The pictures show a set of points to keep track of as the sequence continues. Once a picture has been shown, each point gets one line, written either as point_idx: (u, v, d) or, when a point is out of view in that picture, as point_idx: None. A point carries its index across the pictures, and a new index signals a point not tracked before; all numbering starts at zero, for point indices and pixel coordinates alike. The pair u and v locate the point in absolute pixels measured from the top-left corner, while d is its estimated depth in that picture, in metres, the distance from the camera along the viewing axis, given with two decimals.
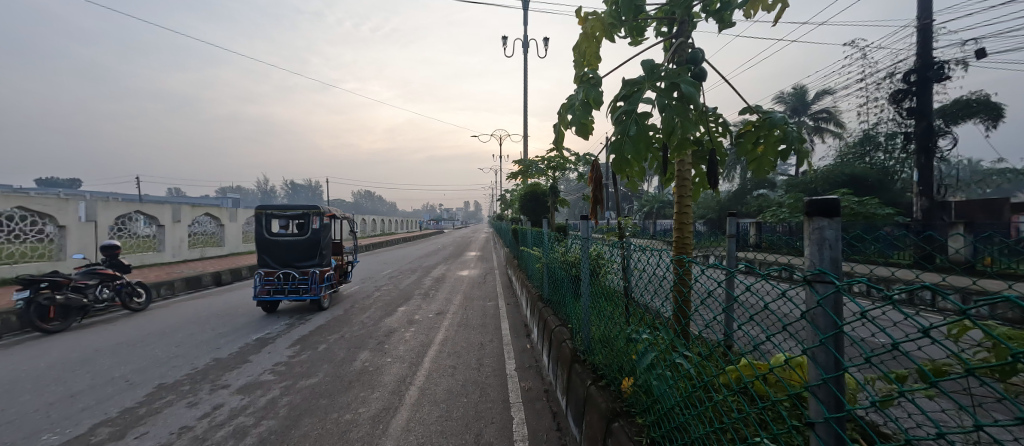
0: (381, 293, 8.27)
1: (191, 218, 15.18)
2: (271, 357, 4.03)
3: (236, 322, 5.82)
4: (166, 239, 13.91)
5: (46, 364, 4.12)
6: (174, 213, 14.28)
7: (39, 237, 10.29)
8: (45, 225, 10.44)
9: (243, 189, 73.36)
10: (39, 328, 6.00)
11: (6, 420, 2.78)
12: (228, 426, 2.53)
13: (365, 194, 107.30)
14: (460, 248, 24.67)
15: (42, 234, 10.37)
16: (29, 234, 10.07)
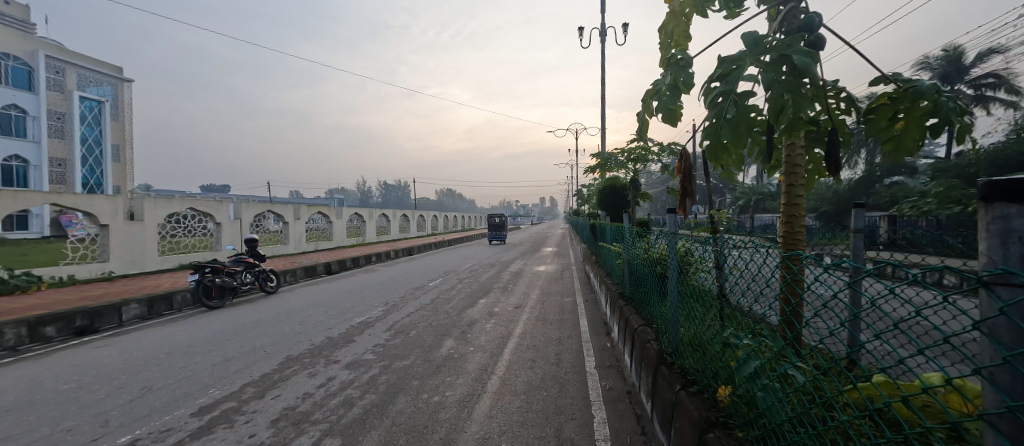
0: (464, 285, 8.75)
1: (308, 216, 17.74)
2: (371, 339, 4.52)
3: (343, 307, 6.64)
4: (290, 234, 16.50)
5: (210, 334, 5.18)
6: (295, 212, 16.82)
7: (203, 232, 12.90)
8: (208, 222, 13.01)
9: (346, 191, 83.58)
10: (204, 304, 7.53)
11: (186, 375, 3.56)
12: (338, 396, 2.88)
13: (447, 192, 114.34)
14: (536, 243, 25.01)
15: (205, 230, 12.96)
16: (197, 229, 12.67)
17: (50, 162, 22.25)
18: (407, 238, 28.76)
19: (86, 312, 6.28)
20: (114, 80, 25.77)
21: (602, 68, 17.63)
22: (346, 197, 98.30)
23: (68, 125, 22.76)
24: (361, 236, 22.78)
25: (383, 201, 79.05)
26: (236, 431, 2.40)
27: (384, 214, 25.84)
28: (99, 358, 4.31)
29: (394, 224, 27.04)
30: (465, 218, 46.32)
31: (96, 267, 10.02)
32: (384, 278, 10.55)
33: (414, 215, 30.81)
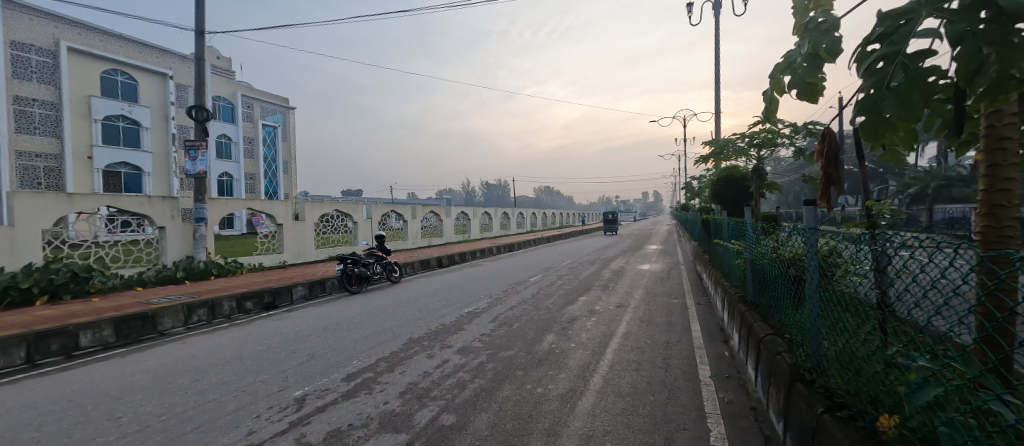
0: (563, 282, 8.78)
1: (422, 215, 19.89)
2: (478, 328, 4.87)
3: (454, 297, 7.28)
4: (409, 231, 18.75)
5: (351, 315, 6.20)
6: (412, 211, 18.98)
7: (345, 228, 15.54)
8: (348, 221, 15.63)
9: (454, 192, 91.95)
10: (347, 288, 9.05)
11: (335, 347, 4.33)
12: (452, 378, 3.19)
13: (544, 189, 116.22)
14: (638, 241, 23.62)
15: (346, 227, 15.59)
16: (340, 226, 15.31)
17: (245, 177, 29.28)
18: (507, 235, 29.94)
19: (270, 291, 8.14)
20: (283, 109, 32.57)
21: (716, 46, 15.84)
22: (453, 198, 107.47)
23: (256, 147, 29.87)
24: (467, 233, 24.60)
25: (485, 201, 84.52)
26: (375, 397, 2.84)
27: (488, 212, 27.43)
28: (281, 328, 5.53)
29: (495, 221, 28.44)
30: (562, 215, 46.65)
31: (275, 257, 12.79)
32: (488, 272, 11.24)
33: (513, 213, 31.94)
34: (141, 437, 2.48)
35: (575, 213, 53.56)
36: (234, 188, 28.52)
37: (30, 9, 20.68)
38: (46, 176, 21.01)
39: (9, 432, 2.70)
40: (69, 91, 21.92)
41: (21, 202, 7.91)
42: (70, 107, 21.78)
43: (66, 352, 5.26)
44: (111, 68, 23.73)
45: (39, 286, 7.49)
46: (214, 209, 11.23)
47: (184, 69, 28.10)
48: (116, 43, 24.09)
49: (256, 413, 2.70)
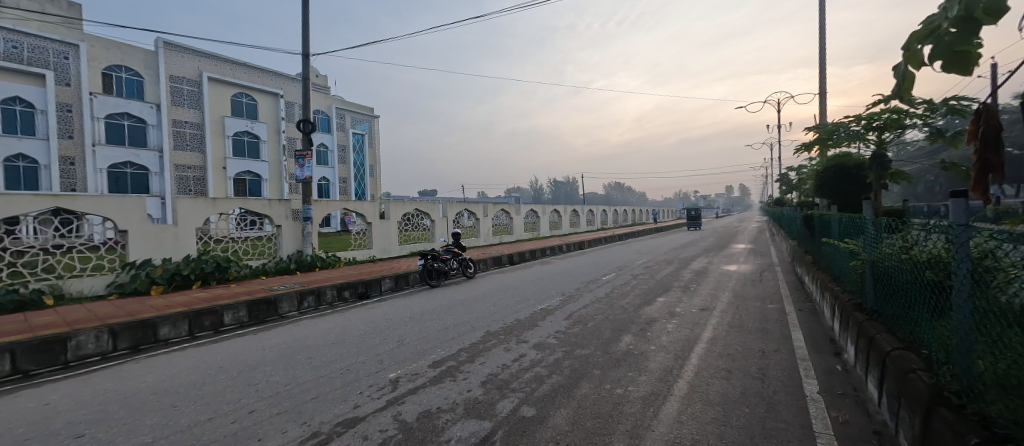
0: (640, 282, 8.42)
1: (494, 213, 20.57)
2: (552, 325, 4.90)
3: (527, 294, 7.41)
4: (481, 228, 19.47)
5: (433, 307, 6.64)
6: (484, 209, 19.65)
7: (423, 226, 16.65)
8: (426, 219, 16.72)
9: (522, 191, 93.91)
10: (428, 282, 9.71)
11: (421, 336, 4.67)
12: (530, 372, 3.25)
13: (614, 186, 112.92)
14: (722, 239, 21.78)
15: (424, 225, 16.69)
16: (419, 224, 16.44)
17: (339, 180, 32.80)
18: (578, 232, 29.54)
19: (363, 282, 9.03)
20: (367, 118, 35.75)
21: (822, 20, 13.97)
22: (521, 196, 109.64)
23: (344, 153, 33.25)
24: (536, 230, 24.84)
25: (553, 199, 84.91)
26: (459, 384, 3.02)
27: (558, 210, 27.39)
28: (374, 316, 6.12)
29: (565, 219, 28.26)
30: (637, 212, 45.38)
31: (367, 252, 14.13)
32: (560, 270, 11.20)
33: (583, 210, 31.43)
34: (271, 402, 2.95)
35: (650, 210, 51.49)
36: (329, 191, 32.00)
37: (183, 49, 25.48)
38: (194, 184, 25.79)
39: (183, 388, 3.39)
40: (209, 113, 26.45)
41: (181, 205, 9.69)
42: (209, 126, 26.32)
43: (215, 328, 6.43)
44: (238, 92, 28.13)
45: (195, 272, 9.12)
46: (319, 210, 12.79)
47: (294, 89, 31.92)
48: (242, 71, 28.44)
49: (359, 390, 3.04)
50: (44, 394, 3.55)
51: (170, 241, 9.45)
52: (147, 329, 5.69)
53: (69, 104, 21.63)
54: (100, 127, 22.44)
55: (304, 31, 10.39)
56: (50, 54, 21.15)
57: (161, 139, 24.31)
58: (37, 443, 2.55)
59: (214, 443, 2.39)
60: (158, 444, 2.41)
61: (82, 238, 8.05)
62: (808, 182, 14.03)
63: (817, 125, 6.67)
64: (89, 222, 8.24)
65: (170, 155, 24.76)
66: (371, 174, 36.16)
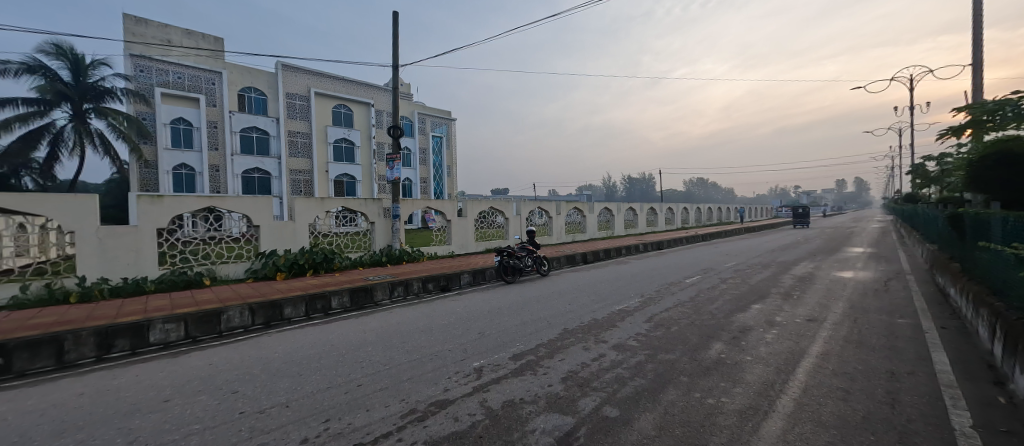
0: (730, 286, 7.73)
1: (567, 211, 20.46)
2: (633, 327, 4.75)
3: (604, 294, 7.26)
4: (554, 226, 19.46)
5: (510, 302, 6.86)
6: (557, 207, 19.62)
7: (496, 224, 17.17)
8: (499, 217, 17.21)
9: (595, 188, 92.30)
10: (504, 278, 10.02)
11: (502, 329, 4.86)
12: (611, 372, 3.20)
13: (695, 182, 105.28)
14: (833, 241, 19.04)
15: (497, 223, 17.21)
16: (493, 222, 16.99)
17: (419, 180, 35.24)
18: (656, 231, 28.06)
19: (444, 276, 9.62)
20: (444, 120, 37.71)
21: None
22: (593, 193, 107.53)
23: (422, 155, 35.59)
24: (611, 229, 24.10)
25: (627, 197, 81.85)
26: (540, 378, 3.10)
27: (633, 208, 26.25)
28: (457, 308, 6.50)
29: (642, 218, 27.05)
30: (727, 211, 42.17)
31: (446, 247, 14.99)
32: (638, 271, 10.73)
33: (663, 207, 29.76)
34: (374, 379, 3.31)
35: (741, 208, 47.32)
36: (412, 190, 34.72)
37: (293, 68, 29.39)
38: (304, 186, 29.90)
39: (304, 360, 3.98)
40: (315, 123, 30.25)
41: (298, 204, 11.27)
42: (315, 136, 30.05)
43: (325, 310, 7.38)
44: (338, 103, 31.66)
45: (308, 261, 10.52)
46: (406, 207, 13.93)
47: (383, 98, 34.95)
48: (340, 84, 31.87)
49: (449, 375, 3.27)
50: (206, 356, 4.44)
51: (289, 234, 11.01)
52: (275, 308, 6.76)
53: (215, 121, 26.29)
54: (237, 140, 26.91)
55: (393, 44, 11.30)
56: (202, 81, 25.80)
57: (280, 148, 28.49)
58: (205, 395, 3.26)
59: (330, 410, 2.79)
60: (291, 406, 2.89)
61: (226, 231, 9.78)
62: (955, 174, 11.62)
63: (971, 104, 5.50)
64: (232, 218, 9.99)
65: (287, 161, 28.91)
66: (446, 174, 38.21)
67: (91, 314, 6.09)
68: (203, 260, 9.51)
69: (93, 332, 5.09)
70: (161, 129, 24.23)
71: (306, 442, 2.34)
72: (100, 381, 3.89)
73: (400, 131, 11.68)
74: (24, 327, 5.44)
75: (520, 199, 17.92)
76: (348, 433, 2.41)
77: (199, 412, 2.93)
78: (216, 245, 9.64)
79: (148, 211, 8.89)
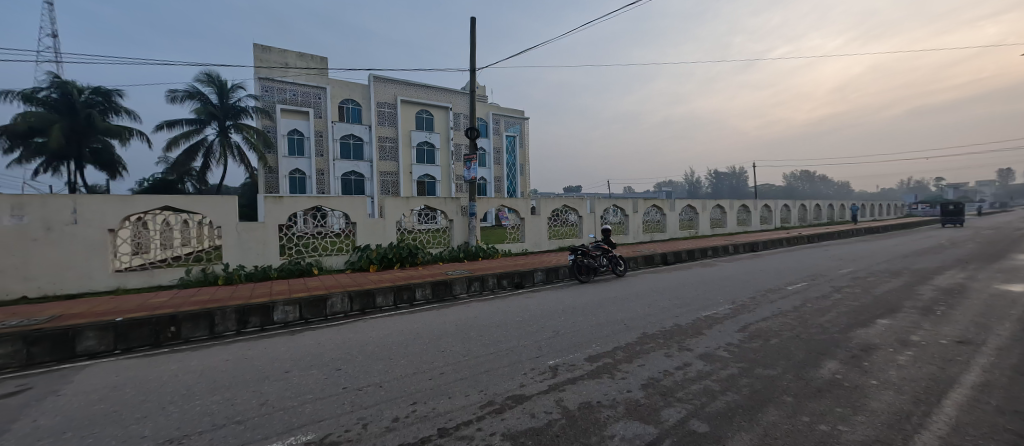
0: (846, 297, 6.67)
1: (645, 209, 19.47)
2: (723, 336, 4.36)
3: (687, 298, 6.78)
4: (630, 225, 18.68)
5: (585, 302, 6.76)
6: (634, 205, 18.78)
7: (569, 222, 16.99)
8: (572, 215, 17.01)
9: (676, 184, 86.50)
10: (578, 277, 9.89)
11: (577, 329, 4.82)
12: (698, 383, 2.97)
13: (797, 175, 92.60)
14: (997, 245, 15.31)
15: (570, 221, 17.03)
16: (566, 220, 16.84)
17: (493, 179, 36.37)
18: (749, 231, 25.36)
19: (518, 273, 9.83)
20: (518, 120, 38.47)
21: None
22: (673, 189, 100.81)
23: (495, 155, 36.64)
24: (695, 229, 22.35)
25: (714, 193, 75.12)
26: (619, 383, 3.00)
27: (722, 205, 24.03)
28: (531, 305, 6.60)
29: (732, 216, 24.61)
30: (842, 209, 36.53)
31: (520, 245, 15.26)
32: (726, 275, 9.81)
33: (758, 205, 26.69)
34: (456, 368, 3.51)
35: (863, 206, 40.52)
36: (488, 189, 35.90)
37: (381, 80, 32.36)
38: (391, 186, 32.80)
39: (395, 345, 4.39)
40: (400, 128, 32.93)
41: (387, 203, 12.39)
42: (401, 140, 32.80)
43: (411, 300, 8.04)
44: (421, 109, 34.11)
45: (395, 255, 11.53)
46: (482, 206, 14.50)
47: (461, 101, 36.66)
48: (421, 91, 34.24)
49: (525, 371, 3.34)
50: (317, 336, 5.14)
51: (380, 230, 12.18)
52: (368, 297, 7.54)
53: (321, 131, 30.02)
54: (337, 146, 30.49)
55: (471, 50, 11.80)
56: (310, 96, 29.74)
57: (372, 153, 31.64)
58: (316, 369, 3.78)
59: (417, 394, 3.03)
60: (385, 386, 3.22)
61: (330, 227, 11.16)
62: None
63: None
64: (334, 216, 11.36)
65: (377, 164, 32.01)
66: (519, 173, 38.85)
67: (234, 294, 7.46)
68: (313, 252, 10.98)
69: (235, 310, 6.25)
70: (281, 140, 28.41)
71: (397, 421, 2.58)
72: (239, 350, 4.74)
73: (476, 133, 12.14)
74: (189, 302, 6.86)
75: (595, 197, 17.49)
76: (433, 417, 2.60)
77: (312, 384, 3.41)
78: (322, 239, 11.07)
79: (272, 209, 10.56)
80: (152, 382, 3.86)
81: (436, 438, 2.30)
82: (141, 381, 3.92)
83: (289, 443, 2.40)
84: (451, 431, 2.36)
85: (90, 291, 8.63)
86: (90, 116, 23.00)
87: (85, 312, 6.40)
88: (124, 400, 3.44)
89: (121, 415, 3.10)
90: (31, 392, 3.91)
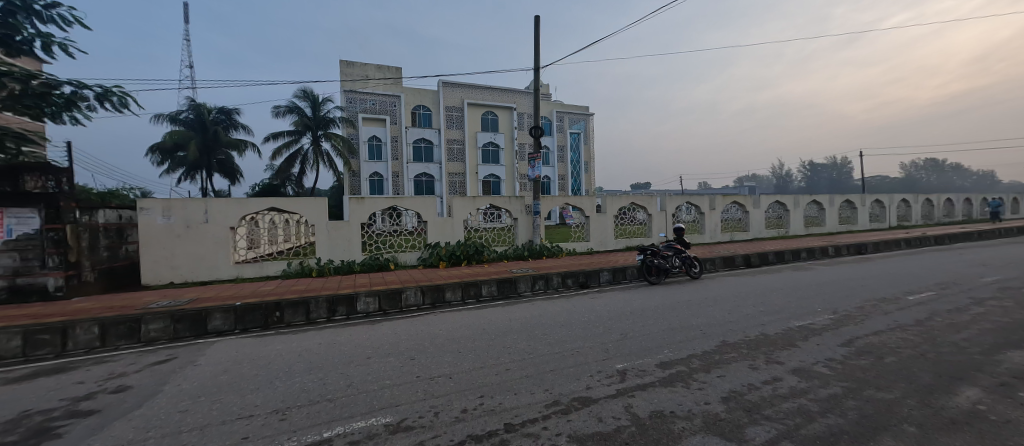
0: (992, 311, 5.47)
1: (723, 206, 17.90)
2: (823, 350, 3.84)
3: (776, 305, 6.11)
4: (706, 224, 17.31)
5: (655, 304, 6.43)
6: (710, 202, 17.38)
7: (637, 221, 16.26)
8: (641, 214, 16.25)
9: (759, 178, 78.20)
10: (647, 278, 9.45)
11: (647, 332, 4.61)
12: (790, 402, 2.66)
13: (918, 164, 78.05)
14: None
15: (639, 219, 16.28)
16: (634, 219, 16.13)
17: (557, 177, 36.16)
18: (853, 230, 22.03)
19: (584, 273, 9.68)
20: (582, 117, 37.84)
21: None
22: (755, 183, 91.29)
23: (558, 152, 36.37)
24: (784, 228, 20.00)
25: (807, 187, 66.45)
26: (694, 393, 2.80)
27: (818, 201, 21.16)
28: (596, 306, 6.45)
29: (833, 214, 21.55)
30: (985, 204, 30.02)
31: (584, 244, 14.99)
32: (824, 280, 8.63)
33: (866, 200, 22.99)
34: (522, 366, 3.57)
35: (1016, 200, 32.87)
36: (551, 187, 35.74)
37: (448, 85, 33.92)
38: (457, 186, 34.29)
39: (465, 339, 4.59)
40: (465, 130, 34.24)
41: (455, 202, 12.98)
42: (468, 142, 34.15)
43: (479, 296, 8.35)
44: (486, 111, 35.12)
45: (463, 253, 12.07)
46: (546, 204, 14.50)
47: (524, 101, 36.97)
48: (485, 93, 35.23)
49: (591, 373, 3.28)
50: (393, 326, 5.57)
51: (449, 229, 12.80)
52: (439, 291, 7.97)
53: (397, 136, 32.36)
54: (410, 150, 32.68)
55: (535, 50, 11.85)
56: (385, 104, 32.20)
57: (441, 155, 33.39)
58: (394, 357, 4.10)
59: (485, 387, 3.14)
60: (456, 378, 3.39)
61: (404, 225, 12.01)
62: None
63: None
64: (408, 215, 12.19)
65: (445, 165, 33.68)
66: (583, 170, 38.10)
67: (325, 285, 8.42)
68: (390, 249, 11.92)
69: (327, 299, 7.03)
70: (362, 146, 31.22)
71: (466, 412, 2.70)
72: (329, 336, 5.33)
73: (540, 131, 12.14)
74: (290, 291, 7.89)
75: (665, 194, 16.51)
76: (499, 412, 2.67)
77: (391, 371, 3.71)
78: (397, 237, 11.96)
79: (355, 209, 11.66)
80: (263, 359, 4.50)
81: (502, 432, 2.37)
82: (255, 357, 4.61)
83: (371, 423, 2.64)
84: (518, 427, 2.40)
85: (218, 279, 10.33)
86: (216, 132, 27.46)
87: (215, 296, 7.70)
88: (243, 373, 4.07)
89: (242, 385, 3.68)
90: (177, 360, 4.81)
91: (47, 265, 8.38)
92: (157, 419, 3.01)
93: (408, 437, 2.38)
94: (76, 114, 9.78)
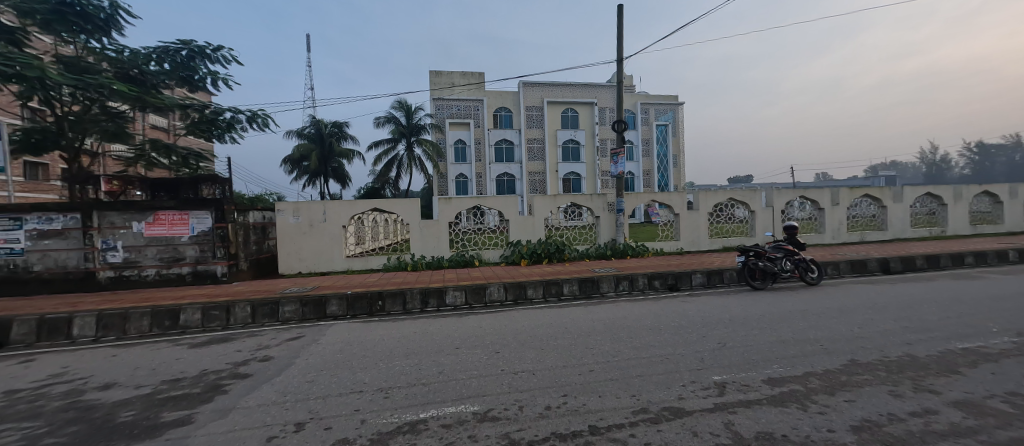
0: None
1: (850, 201, 15.14)
2: (1004, 382, 3.03)
3: (929, 321, 4.99)
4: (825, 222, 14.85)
5: (760, 312, 5.75)
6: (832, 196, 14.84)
7: (737, 219, 14.60)
8: (741, 210, 14.55)
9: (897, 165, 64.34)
10: (750, 283, 8.48)
11: (751, 343, 4.15)
12: (950, 441, 2.16)
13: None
14: None
15: (739, 217, 14.62)
16: (733, 216, 14.52)
17: (641, 172, 34.32)
18: None
19: (673, 274, 9.06)
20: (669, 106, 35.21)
21: None
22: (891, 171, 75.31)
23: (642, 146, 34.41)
24: (938, 227, 16.16)
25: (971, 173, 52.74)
26: (811, 417, 2.45)
27: (992, 193, 16.62)
28: (688, 311, 5.99)
29: (1016, 208, 16.75)
30: None
31: (673, 244, 14.00)
32: (1004, 293, 6.78)
33: None
34: (605, 368, 3.50)
35: None
36: (632, 183, 33.98)
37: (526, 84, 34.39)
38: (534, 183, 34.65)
39: (548, 337, 4.66)
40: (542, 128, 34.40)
41: (536, 201, 13.16)
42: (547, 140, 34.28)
43: (560, 294, 8.39)
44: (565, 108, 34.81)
45: (544, 251, 12.22)
46: (631, 201, 13.86)
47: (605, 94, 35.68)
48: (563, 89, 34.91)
49: (683, 383, 3.07)
50: (480, 320, 5.89)
51: (531, 227, 13.00)
52: (521, 288, 8.19)
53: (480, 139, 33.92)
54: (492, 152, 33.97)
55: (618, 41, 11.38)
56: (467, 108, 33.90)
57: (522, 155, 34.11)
58: (480, 349, 4.34)
59: (569, 387, 3.15)
60: (540, 374, 3.47)
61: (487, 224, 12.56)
62: None
63: None
64: (491, 213, 12.72)
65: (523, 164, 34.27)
66: (670, 164, 35.44)
67: (420, 279, 9.27)
68: (474, 246, 12.59)
69: (421, 292, 7.73)
70: (450, 150, 33.37)
71: (549, 409, 2.74)
72: (423, 325, 5.85)
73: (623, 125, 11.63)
74: (391, 283, 8.86)
75: (771, 189, 14.57)
76: (584, 413, 2.65)
77: (479, 362, 3.93)
78: (480, 235, 12.58)
79: (444, 209, 12.52)
80: (370, 342, 5.13)
81: (587, 434, 2.35)
82: (364, 340, 5.28)
83: (461, 409, 2.83)
84: (603, 431, 2.36)
85: (332, 270, 11.99)
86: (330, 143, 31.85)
87: (331, 285, 9.00)
88: (354, 353, 4.68)
89: (355, 364, 4.24)
90: (305, 338, 5.73)
91: (216, 256, 10.60)
92: (293, 386, 3.63)
93: (494, 427, 2.50)
94: (235, 134, 12.16)
